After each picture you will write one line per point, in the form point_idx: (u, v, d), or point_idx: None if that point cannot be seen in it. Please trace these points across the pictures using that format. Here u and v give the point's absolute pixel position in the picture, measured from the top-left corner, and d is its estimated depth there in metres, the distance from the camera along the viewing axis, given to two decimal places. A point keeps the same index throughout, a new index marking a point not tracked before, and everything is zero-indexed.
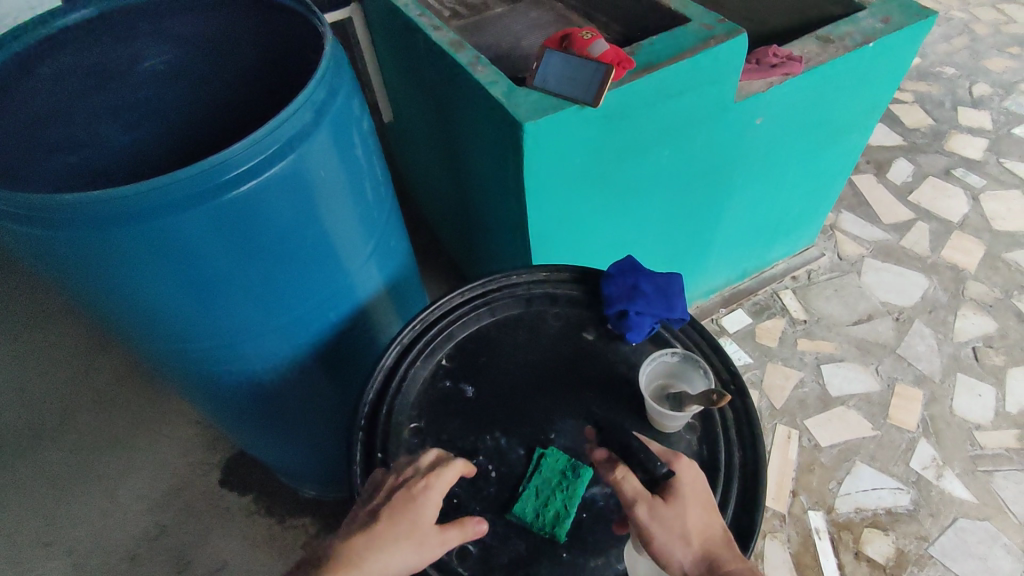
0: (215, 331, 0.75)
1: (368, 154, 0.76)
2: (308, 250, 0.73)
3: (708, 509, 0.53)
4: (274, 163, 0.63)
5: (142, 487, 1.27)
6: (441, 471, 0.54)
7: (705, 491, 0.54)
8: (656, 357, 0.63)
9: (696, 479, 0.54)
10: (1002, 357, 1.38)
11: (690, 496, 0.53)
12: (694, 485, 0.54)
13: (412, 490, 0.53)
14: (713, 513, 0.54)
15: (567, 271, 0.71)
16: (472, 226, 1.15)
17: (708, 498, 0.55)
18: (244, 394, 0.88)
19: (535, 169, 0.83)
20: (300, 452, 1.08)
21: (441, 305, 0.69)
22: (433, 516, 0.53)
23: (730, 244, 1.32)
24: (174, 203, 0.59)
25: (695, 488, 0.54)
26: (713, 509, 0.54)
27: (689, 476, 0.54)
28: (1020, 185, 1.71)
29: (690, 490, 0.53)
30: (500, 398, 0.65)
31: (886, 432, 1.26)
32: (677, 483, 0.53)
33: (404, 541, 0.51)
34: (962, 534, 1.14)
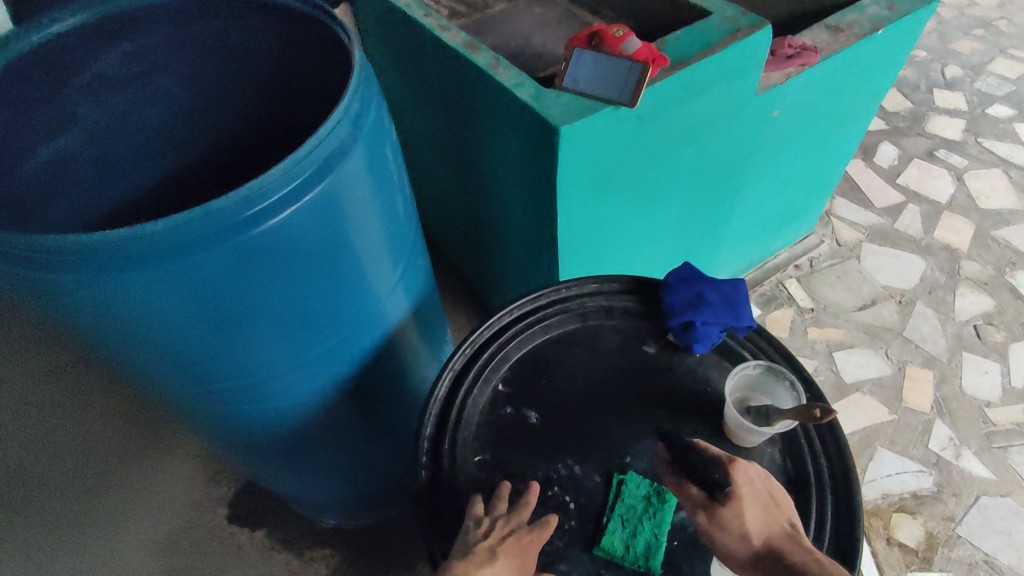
0: (241, 369, 0.69)
1: (398, 170, 0.71)
2: (341, 277, 0.68)
3: (768, 507, 0.52)
4: (311, 188, 0.57)
5: (140, 530, 1.17)
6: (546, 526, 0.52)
7: (766, 489, 0.53)
8: (737, 371, 0.60)
9: (753, 478, 0.53)
10: (1002, 333, 1.41)
11: (748, 496, 0.52)
12: (751, 486, 0.53)
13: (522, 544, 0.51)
14: (774, 508, 0.52)
15: (619, 281, 0.68)
16: (485, 233, 1.10)
17: (775, 498, 0.53)
18: (267, 430, 0.82)
19: (567, 174, 0.79)
20: (322, 483, 1.01)
21: (491, 325, 0.65)
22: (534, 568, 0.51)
23: (740, 237, 1.31)
24: (205, 238, 0.53)
25: (754, 488, 0.53)
26: (775, 504, 0.52)
27: (744, 477, 0.53)
28: (999, 163, 1.76)
29: (747, 491, 0.52)
30: (567, 421, 0.61)
31: (903, 415, 1.27)
32: (730, 485, 0.52)
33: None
34: (985, 511, 1.16)
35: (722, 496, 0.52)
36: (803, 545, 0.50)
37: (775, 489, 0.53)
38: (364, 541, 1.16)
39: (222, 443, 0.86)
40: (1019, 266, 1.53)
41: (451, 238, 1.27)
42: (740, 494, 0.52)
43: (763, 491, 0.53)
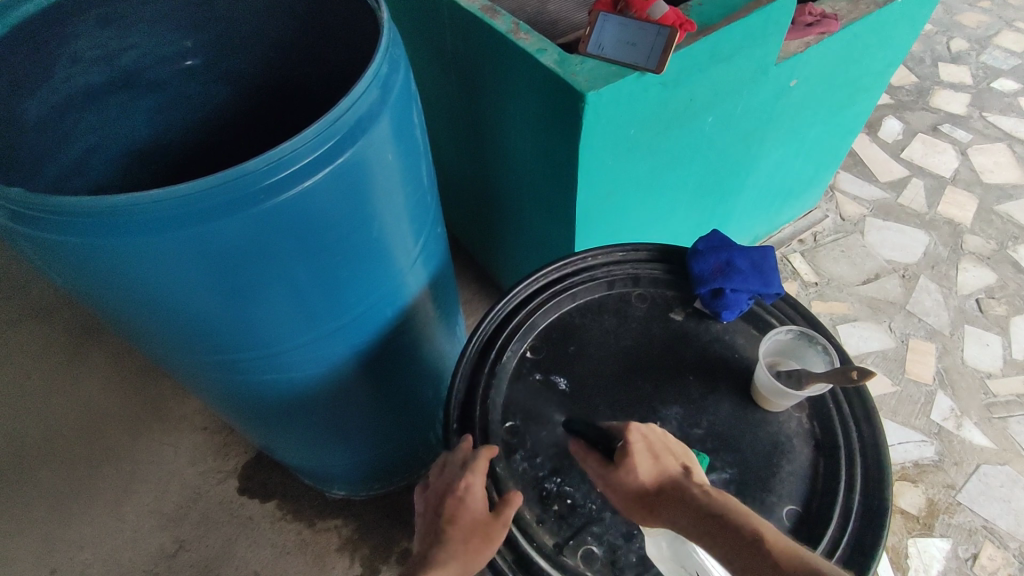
0: (262, 339, 0.68)
1: (423, 140, 0.70)
2: (363, 247, 0.66)
3: (662, 458, 0.51)
4: (341, 152, 0.56)
5: (149, 502, 1.18)
6: (475, 462, 0.52)
7: (660, 441, 0.52)
8: (772, 335, 0.60)
9: (646, 434, 0.51)
10: (1004, 307, 1.43)
11: (642, 452, 0.51)
12: (646, 442, 0.51)
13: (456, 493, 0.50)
14: (668, 458, 0.51)
15: (645, 250, 0.68)
16: (497, 204, 1.09)
17: (667, 448, 0.52)
18: (283, 401, 0.82)
19: (590, 143, 0.78)
20: (336, 453, 1.02)
21: (519, 293, 0.65)
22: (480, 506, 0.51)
23: (750, 211, 1.31)
24: (234, 203, 0.52)
25: (649, 443, 0.51)
26: (668, 453, 0.51)
27: (639, 434, 0.51)
28: (1003, 138, 1.76)
29: (641, 448, 0.50)
30: (597, 388, 0.61)
31: (905, 386, 1.29)
32: (624, 444, 0.51)
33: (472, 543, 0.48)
34: (985, 479, 1.18)
35: (619, 456, 0.51)
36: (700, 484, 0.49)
37: (669, 441, 0.52)
38: (375, 512, 1.17)
39: (238, 414, 0.86)
40: (1021, 240, 1.55)
41: (460, 211, 1.26)
42: (633, 451, 0.50)
43: (656, 442, 0.52)
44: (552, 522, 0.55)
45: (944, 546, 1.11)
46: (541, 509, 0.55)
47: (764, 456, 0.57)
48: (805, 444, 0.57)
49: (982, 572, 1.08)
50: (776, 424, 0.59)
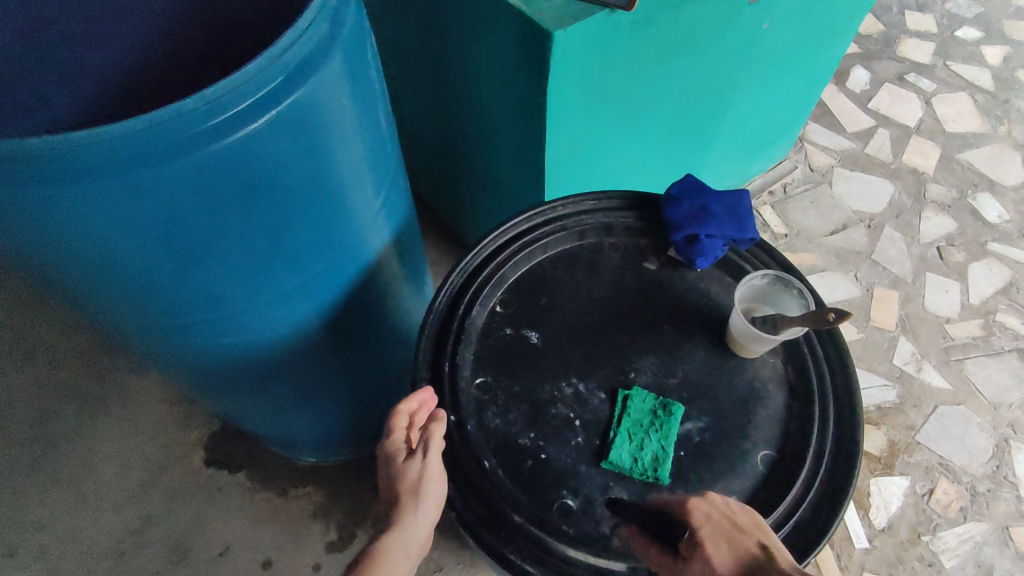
0: (215, 299, 0.64)
1: (379, 83, 0.65)
2: (319, 199, 0.62)
3: (734, 538, 0.47)
4: (289, 93, 0.51)
5: (112, 477, 1.14)
6: (394, 424, 0.53)
7: (728, 519, 0.48)
8: (746, 280, 0.59)
9: (710, 512, 0.48)
10: (963, 254, 1.46)
11: (711, 537, 0.47)
12: (712, 524, 0.47)
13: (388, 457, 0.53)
14: (740, 538, 0.46)
15: (618, 197, 0.65)
16: (464, 158, 1.05)
17: (737, 526, 0.47)
18: (244, 364, 0.78)
19: (558, 87, 0.74)
20: (306, 418, 0.99)
21: (487, 245, 0.62)
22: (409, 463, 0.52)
23: (721, 161, 1.29)
24: (172, 148, 0.47)
25: (716, 523, 0.47)
26: (742, 532, 0.47)
27: (701, 514, 0.48)
28: (966, 88, 1.78)
29: (708, 533, 0.47)
30: (570, 340, 0.60)
31: (870, 333, 1.32)
32: (690, 533, 0.48)
33: (407, 501, 0.51)
34: (942, 419, 1.22)
35: (688, 547, 0.47)
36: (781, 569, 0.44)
37: (739, 516, 0.48)
38: (349, 476, 1.15)
39: (198, 381, 0.82)
40: (980, 188, 1.58)
41: (425, 168, 1.21)
42: (700, 535, 0.47)
43: (725, 521, 0.48)
44: (528, 478, 0.53)
45: (904, 483, 1.15)
46: (514, 465, 0.54)
47: (739, 403, 0.57)
48: (779, 388, 0.57)
49: (937, 506, 1.13)
50: (751, 371, 0.58)
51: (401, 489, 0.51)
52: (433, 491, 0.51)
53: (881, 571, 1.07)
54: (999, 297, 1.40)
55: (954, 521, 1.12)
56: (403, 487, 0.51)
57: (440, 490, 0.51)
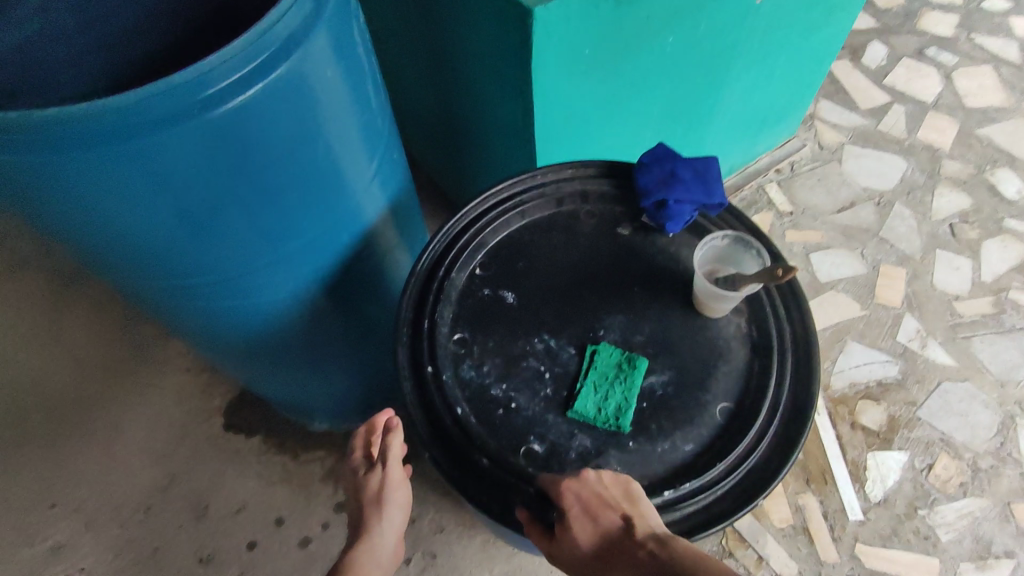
0: (220, 262, 0.69)
1: (366, 57, 0.69)
2: (312, 167, 0.67)
3: (598, 515, 0.50)
4: (277, 65, 0.55)
5: (139, 440, 1.22)
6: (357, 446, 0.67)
7: (594, 495, 0.50)
8: (706, 242, 0.62)
9: (579, 492, 0.51)
10: (977, 231, 1.43)
11: (578, 515, 0.50)
12: (579, 503, 0.50)
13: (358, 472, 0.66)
14: (604, 513, 0.50)
15: (595, 166, 0.68)
16: (463, 136, 1.08)
17: (601, 501, 0.50)
18: (251, 327, 0.84)
19: (543, 62, 0.77)
20: (313, 384, 1.05)
21: (468, 212, 0.65)
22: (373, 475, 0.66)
23: (722, 138, 1.29)
24: (171, 118, 0.52)
25: (583, 502, 0.50)
26: (607, 508, 0.50)
27: (571, 495, 0.51)
28: (990, 61, 1.72)
29: (575, 513, 0.50)
30: (543, 301, 0.63)
31: (874, 310, 1.32)
32: (561, 513, 0.51)
33: (372, 506, 0.65)
34: (946, 395, 1.22)
35: (562, 528, 0.51)
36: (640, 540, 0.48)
37: (605, 491, 0.51)
38: None
39: (209, 344, 0.88)
40: (999, 164, 1.54)
41: (428, 147, 1.25)
42: (569, 517, 0.50)
43: (594, 499, 0.50)
44: (497, 426, 0.57)
45: (902, 458, 1.15)
46: (485, 414, 0.58)
47: (702, 359, 0.59)
48: (741, 345, 0.60)
49: (936, 480, 1.13)
50: (715, 329, 0.61)
51: (370, 496, 0.65)
52: (399, 496, 0.66)
53: (874, 543, 1.08)
54: (1013, 274, 1.37)
55: (953, 496, 1.12)
56: (372, 494, 0.65)
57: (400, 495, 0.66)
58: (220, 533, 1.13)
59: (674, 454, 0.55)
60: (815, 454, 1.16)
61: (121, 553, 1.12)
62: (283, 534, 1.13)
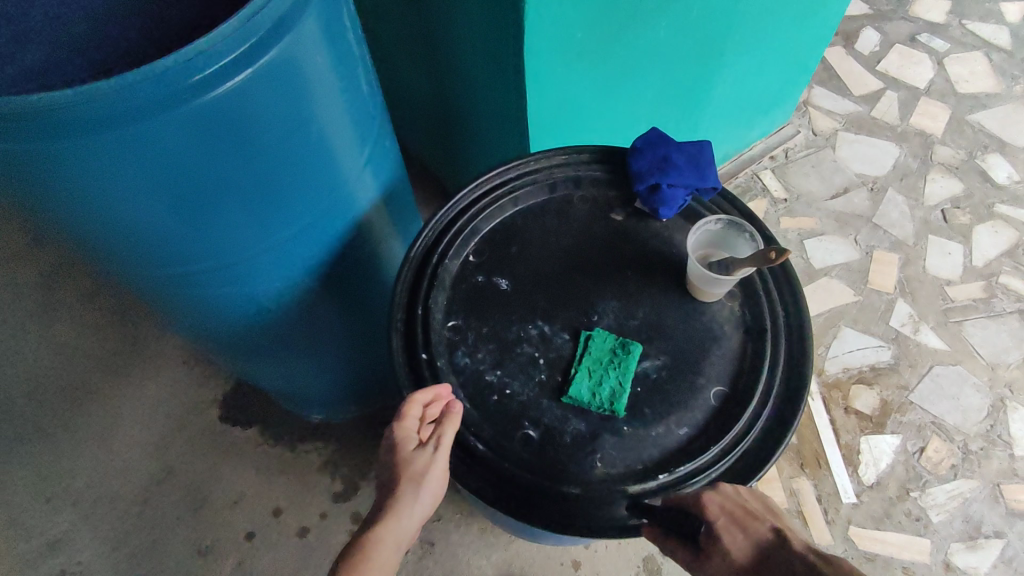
0: (214, 251, 0.69)
1: (356, 42, 0.68)
2: (304, 154, 0.66)
3: (748, 526, 0.48)
4: (266, 50, 0.55)
5: (135, 432, 1.21)
6: (408, 412, 0.54)
7: (741, 507, 0.49)
8: (699, 226, 0.63)
9: (724, 502, 0.49)
10: (968, 216, 1.44)
11: (726, 526, 0.48)
12: (727, 513, 0.49)
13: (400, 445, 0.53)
14: (755, 524, 0.48)
15: (587, 151, 0.68)
16: (456, 125, 1.07)
17: (747, 512, 0.49)
18: (246, 316, 0.83)
19: (535, 48, 0.76)
20: (308, 374, 1.05)
21: (461, 198, 0.65)
22: (421, 449, 0.53)
23: (715, 126, 1.30)
24: (161, 103, 0.51)
25: (730, 514, 0.49)
26: (755, 518, 0.48)
27: (715, 505, 0.49)
28: (981, 47, 1.72)
29: (724, 523, 0.48)
30: (537, 286, 0.63)
31: (867, 296, 1.32)
32: (707, 524, 0.48)
33: (410, 485, 0.52)
34: (938, 379, 1.23)
35: (708, 540, 0.48)
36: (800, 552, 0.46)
37: (750, 506, 0.50)
38: (353, 432, 1.22)
39: (205, 334, 0.87)
40: (990, 149, 1.54)
41: (422, 137, 1.24)
42: (718, 525, 0.48)
43: (738, 510, 0.49)
44: (492, 411, 0.57)
45: (894, 441, 1.17)
46: (480, 400, 0.58)
47: (696, 342, 0.60)
48: (735, 329, 0.60)
49: (928, 463, 1.15)
50: (709, 313, 0.61)
51: (406, 478, 0.52)
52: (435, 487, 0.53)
53: (867, 525, 1.09)
54: (1004, 259, 1.38)
55: (945, 478, 1.13)
56: (408, 476, 0.52)
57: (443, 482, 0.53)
58: (217, 524, 1.13)
59: (669, 437, 0.56)
60: (809, 439, 1.17)
61: (119, 545, 1.12)
62: (280, 524, 1.13)
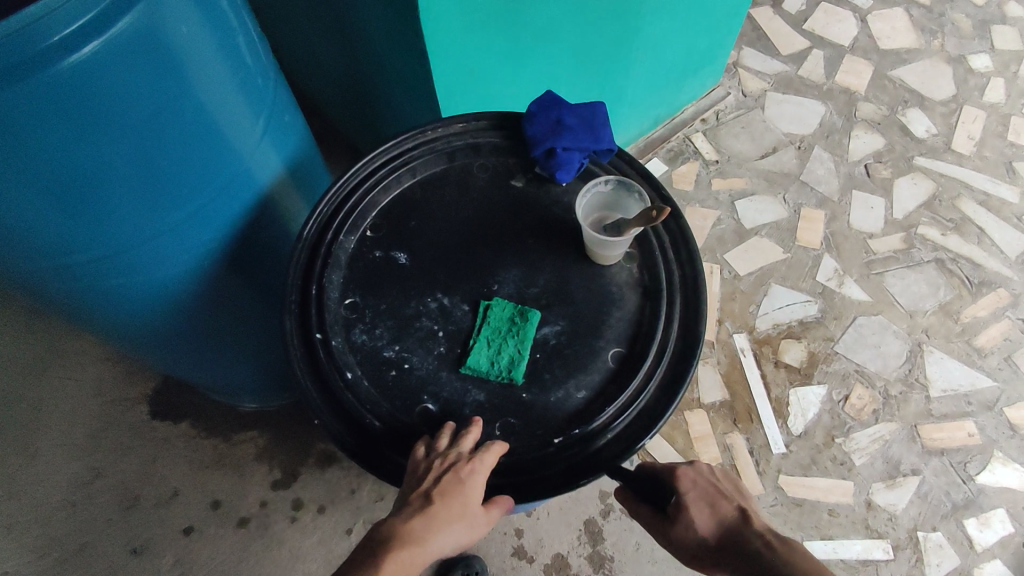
0: (102, 235, 0.65)
1: (234, 7, 0.64)
2: (188, 129, 0.63)
3: (715, 506, 0.59)
4: (121, 16, 0.51)
5: (60, 435, 1.17)
6: (486, 454, 0.51)
7: (711, 488, 0.60)
8: (589, 189, 0.62)
9: (697, 481, 0.60)
10: (889, 169, 1.48)
11: (696, 501, 0.59)
12: (697, 490, 0.60)
13: (478, 488, 0.50)
14: (720, 504, 0.60)
15: (486, 117, 0.66)
16: (372, 97, 1.03)
17: (714, 494, 0.60)
18: (154, 305, 0.80)
19: (433, 13, 0.73)
20: (233, 364, 1.03)
21: (356, 171, 0.63)
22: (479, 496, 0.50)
23: (641, 90, 1.30)
24: (4, 75, 0.47)
25: (700, 492, 0.60)
26: (722, 499, 0.60)
27: (689, 481, 0.60)
28: (902, 3, 1.76)
29: (693, 498, 0.59)
30: (435, 258, 0.62)
31: (795, 253, 1.36)
32: (679, 498, 0.59)
33: (458, 522, 0.48)
34: (860, 330, 1.28)
35: (676, 509, 0.59)
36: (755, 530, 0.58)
37: (720, 487, 0.61)
38: (289, 419, 1.20)
39: (115, 327, 0.83)
40: (911, 104, 1.58)
41: (342, 112, 1.19)
42: (687, 499, 0.59)
43: (711, 488, 0.60)
44: (390, 387, 0.56)
45: (821, 391, 1.21)
46: (377, 377, 0.57)
47: (595, 306, 0.59)
48: (633, 290, 0.60)
49: (852, 410, 1.19)
50: (608, 276, 0.61)
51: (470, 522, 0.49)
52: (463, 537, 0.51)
53: (795, 473, 1.14)
54: (922, 210, 1.43)
55: (867, 423, 1.19)
56: (473, 521, 0.49)
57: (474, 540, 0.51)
58: (153, 521, 1.10)
59: (567, 402, 0.56)
60: (741, 396, 1.20)
61: (48, 552, 1.08)
62: (220, 517, 1.11)
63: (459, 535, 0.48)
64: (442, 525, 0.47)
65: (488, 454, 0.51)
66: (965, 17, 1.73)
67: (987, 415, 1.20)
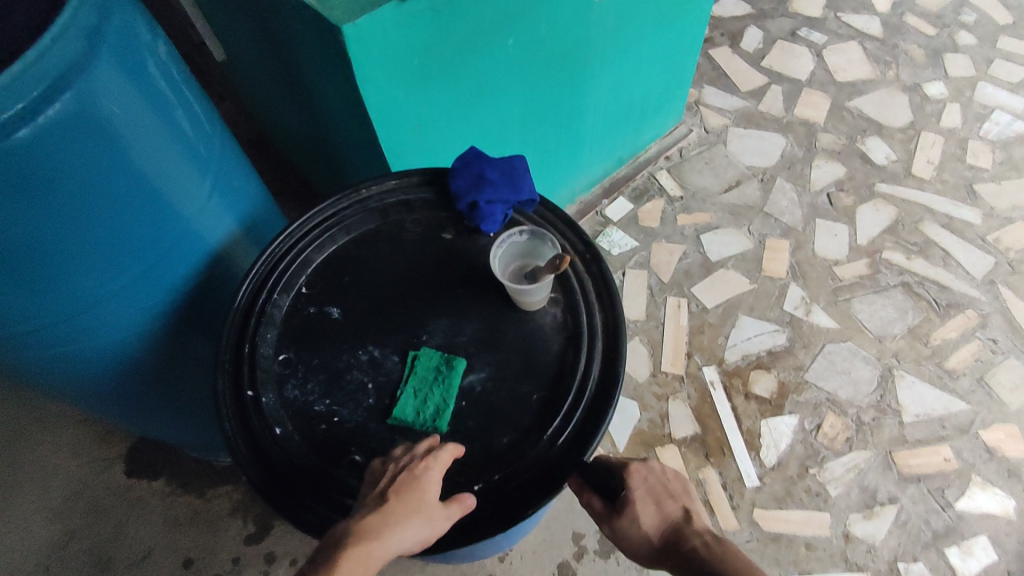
0: (47, 304, 0.67)
1: (171, 84, 0.68)
2: (127, 198, 0.66)
3: (663, 503, 0.57)
4: (48, 105, 0.55)
5: (34, 499, 1.17)
6: (438, 452, 0.52)
7: (661, 485, 0.58)
8: (506, 239, 0.65)
9: (648, 477, 0.58)
10: (852, 197, 1.51)
11: (643, 497, 0.57)
12: (647, 487, 0.58)
13: (433, 483, 0.51)
14: (669, 503, 0.58)
15: (416, 175, 0.69)
16: (332, 155, 1.08)
17: (663, 491, 0.58)
18: (107, 367, 0.81)
19: (370, 78, 0.78)
20: (202, 420, 1.04)
21: (291, 232, 0.66)
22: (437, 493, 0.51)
23: (600, 134, 1.35)
24: None
25: (649, 488, 0.58)
26: (670, 498, 0.58)
27: (640, 478, 0.58)
28: (856, 37, 1.82)
29: (642, 494, 0.57)
30: (367, 312, 0.64)
31: (761, 284, 1.37)
32: (630, 491, 0.57)
33: (416, 516, 0.49)
34: (830, 357, 1.28)
35: (624, 503, 0.56)
36: (699, 530, 0.56)
37: (669, 484, 0.59)
38: None
39: (73, 391, 0.84)
40: (870, 133, 1.62)
41: (308, 170, 1.24)
42: (637, 496, 0.57)
43: (658, 487, 0.58)
44: (321, 440, 0.58)
45: (793, 421, 1.21)
46: (308, 430, 0.58)
47: (521, 350, 0.61)
48: (557, 335, 0.62)
49: (824, 439, 1.19)
50: (534, 321, 0.63)
51: (428, 516, 0.49)
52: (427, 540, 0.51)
53: (770, 507, 1.12)
54: (887, 235, 1.45)
55: (841, 451, 1.18)
56: (431, 517, 0.50)
57: (435, 539, 0.51)
58: None
59: (491, 447, 0.57)
60: (713, 430, 1.20)
61: None
62: None
63: (418, 530, 0.49)
64: (398, 519, 0.48)
65: (442, 452, 0.53)
66: (918, 47, 1.79)
67: (962, 438, 1.19)
